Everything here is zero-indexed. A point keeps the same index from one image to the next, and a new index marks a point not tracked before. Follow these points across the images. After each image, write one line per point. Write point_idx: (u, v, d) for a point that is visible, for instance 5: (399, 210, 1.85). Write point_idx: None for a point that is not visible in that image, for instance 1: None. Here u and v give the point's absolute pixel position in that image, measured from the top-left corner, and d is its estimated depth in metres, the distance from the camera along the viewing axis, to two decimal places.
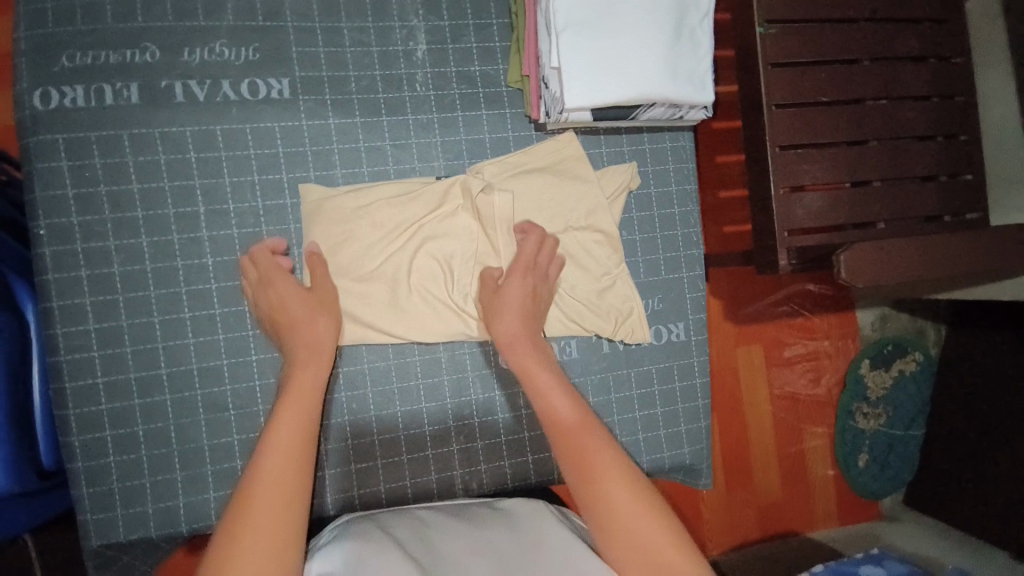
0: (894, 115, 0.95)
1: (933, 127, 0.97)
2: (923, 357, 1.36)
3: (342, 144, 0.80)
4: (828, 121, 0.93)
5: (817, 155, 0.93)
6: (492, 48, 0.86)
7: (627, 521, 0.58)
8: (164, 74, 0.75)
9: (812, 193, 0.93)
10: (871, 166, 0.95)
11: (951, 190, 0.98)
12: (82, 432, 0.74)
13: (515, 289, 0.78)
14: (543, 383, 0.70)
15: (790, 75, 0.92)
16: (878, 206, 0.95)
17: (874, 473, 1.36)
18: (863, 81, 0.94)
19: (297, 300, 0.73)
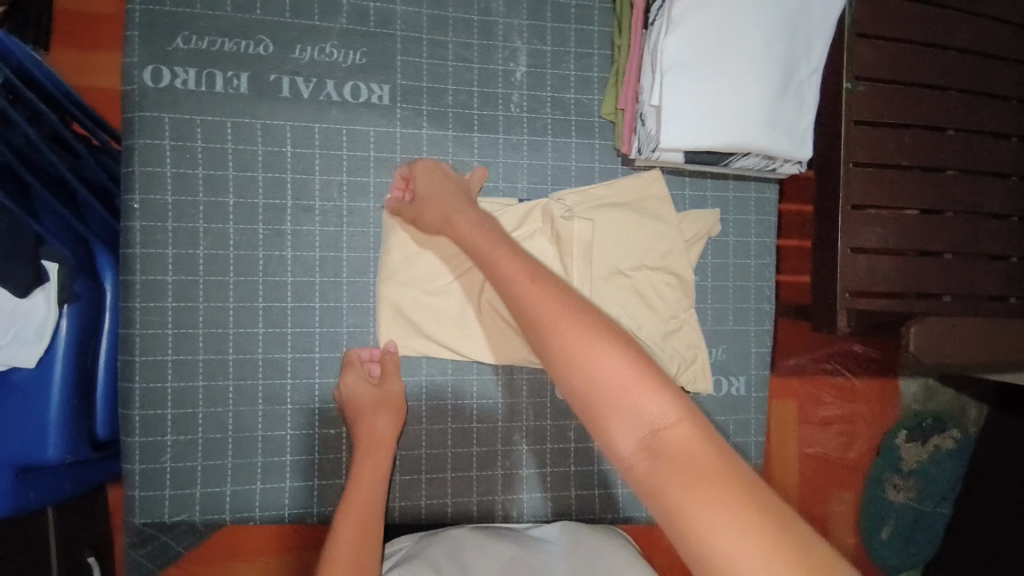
0: (973, 188, 0.92)
1: (1008, 207, 0.93)
2: (961, 436, 1.31)
3: (432, 155, 0.81)
4: (907, 186, 0.90)
5: (885, 218, 0.90)
6: (590, 78, 0.86)
7: (638, 409, 0.44)
8: (273, 68, 0.76)
9: (880, 257, 0.90)
10: (943, 238, 0.91)
11: (1019, 273, 0.94)
12: (144, 407, 0.74)
13: (430, 199, 0.72)
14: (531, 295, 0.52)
15: (874, 136, 0.89)
16: (946, 280, 0.91)
17: (897, 546, 1.30)
18: (947, 150, 0.91)
19: (367, 395, 0.76)
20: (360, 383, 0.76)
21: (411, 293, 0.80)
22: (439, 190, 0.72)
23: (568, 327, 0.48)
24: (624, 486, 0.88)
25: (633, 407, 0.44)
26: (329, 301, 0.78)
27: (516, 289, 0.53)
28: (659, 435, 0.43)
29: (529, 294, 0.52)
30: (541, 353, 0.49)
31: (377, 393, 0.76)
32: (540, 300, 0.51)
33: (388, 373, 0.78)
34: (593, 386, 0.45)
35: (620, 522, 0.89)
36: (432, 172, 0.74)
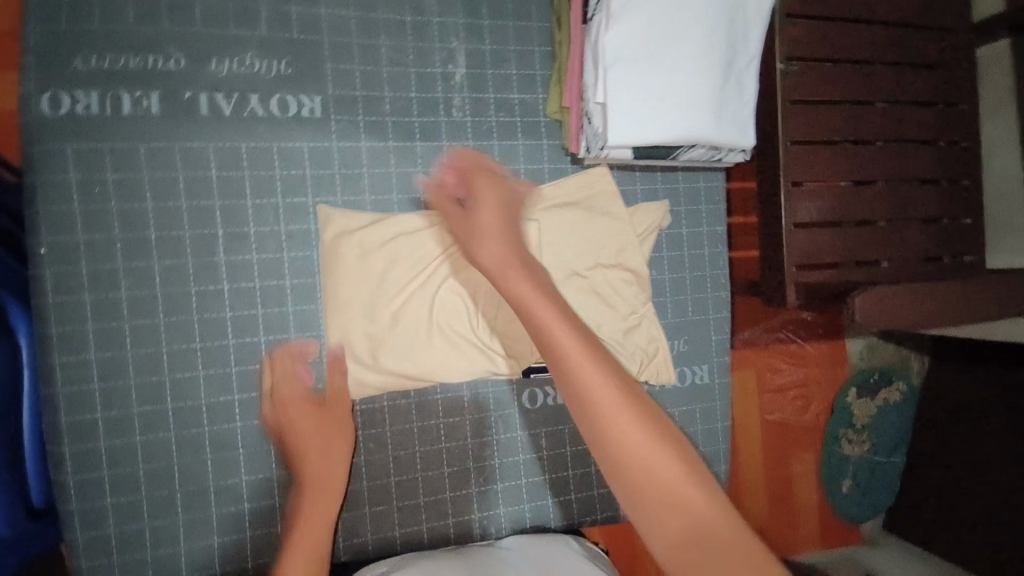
0: (902, 158, 0.95)
1: (936, 171, 0.97)
2: (907, 388, 1.39)
3: (372, 168, 0.76)
4: (841, 160, 0.92)
5: (822, 191, 0.92)
6: (533, 76, 0.83)
7: (693, 510, 0.39)
8: (188, 85, 0.70)
9: (822, 230, 0.92)
10: (878, 207, 0.94)
11: (951, 233, 0.98)
12: (77, 471, 0.69)
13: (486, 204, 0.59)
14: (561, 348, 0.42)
15: (809, 114, 0.91)
16: (883, 246, 0.94)
17: (857, 498, 1.37)
18: (876, 123, 0.93)
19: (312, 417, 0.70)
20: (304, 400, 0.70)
21: (363, 320, 0.76)
22: (489, 194, 0.60)
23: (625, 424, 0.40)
24: (599, 486, 0.87)
25: (689, 510, 0.39)
26: (276, 334, 0.74)
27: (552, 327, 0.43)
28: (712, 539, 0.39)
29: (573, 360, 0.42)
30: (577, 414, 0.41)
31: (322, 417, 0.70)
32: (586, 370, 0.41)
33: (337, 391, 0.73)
34: (651, 479, 0.39)
35: (599, 523, 0.88)
36: (499, 174, 0.65)
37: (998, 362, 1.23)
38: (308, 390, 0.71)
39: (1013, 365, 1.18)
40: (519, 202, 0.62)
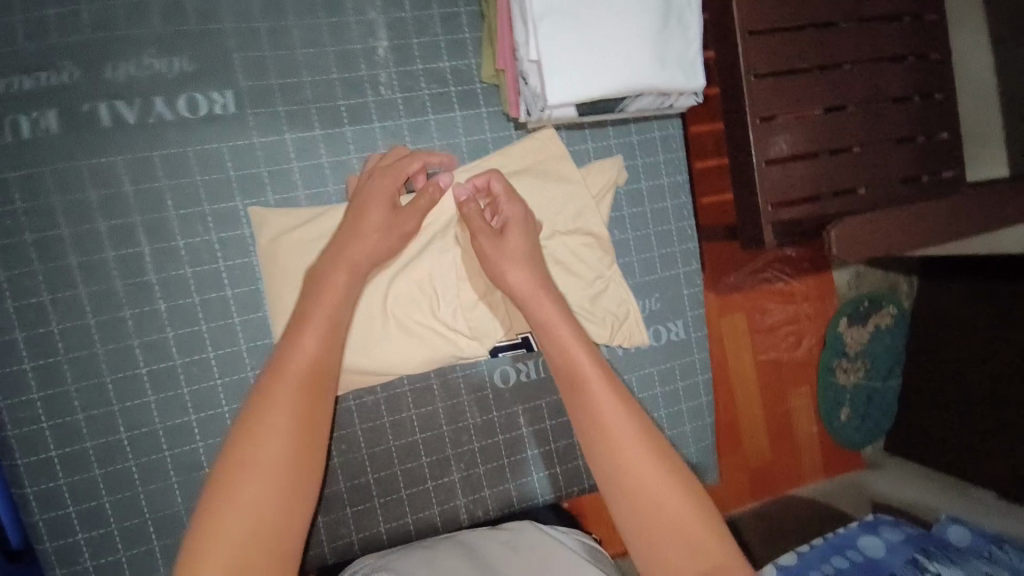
0: (872, 78, 0.90)
1: (908, 88, 0.92)
2: (898, 311, 1.38)
3: (301, 162, 0.72)
4: (808, 89, 0.87)
5: (793, 124, 0.87)
6: (462, 40, 0.78)
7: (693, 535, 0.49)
8: (85, 97, 0.65)
9: (795, 165, 0.88)
10: (850, 133, 0.90)
11: (927, 151, 0.94)
12: (45, 511, 0.67)
13: (517, 239, 0.69)
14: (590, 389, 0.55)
15: (770, 43, 0.85)
16: (858, 174, 0.91)
17: (857, 425, 1.39)
18: (840, 45, 0.88)
19: (379, 215, 0.65)
20: (387, 192, 0.67)
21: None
22: (517, 248, 0.68)
23: (638, 454, 0.52)
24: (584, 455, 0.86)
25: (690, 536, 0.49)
26: (225, 347, 0.70)
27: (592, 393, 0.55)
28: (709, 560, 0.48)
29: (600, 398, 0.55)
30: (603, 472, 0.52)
31: (382, 241, 0.65)
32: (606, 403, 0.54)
33: (414, 211, 0.69)
34: (656, 501, 0.50)
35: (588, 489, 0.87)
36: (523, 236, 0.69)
37: (981, 276, 1.21)
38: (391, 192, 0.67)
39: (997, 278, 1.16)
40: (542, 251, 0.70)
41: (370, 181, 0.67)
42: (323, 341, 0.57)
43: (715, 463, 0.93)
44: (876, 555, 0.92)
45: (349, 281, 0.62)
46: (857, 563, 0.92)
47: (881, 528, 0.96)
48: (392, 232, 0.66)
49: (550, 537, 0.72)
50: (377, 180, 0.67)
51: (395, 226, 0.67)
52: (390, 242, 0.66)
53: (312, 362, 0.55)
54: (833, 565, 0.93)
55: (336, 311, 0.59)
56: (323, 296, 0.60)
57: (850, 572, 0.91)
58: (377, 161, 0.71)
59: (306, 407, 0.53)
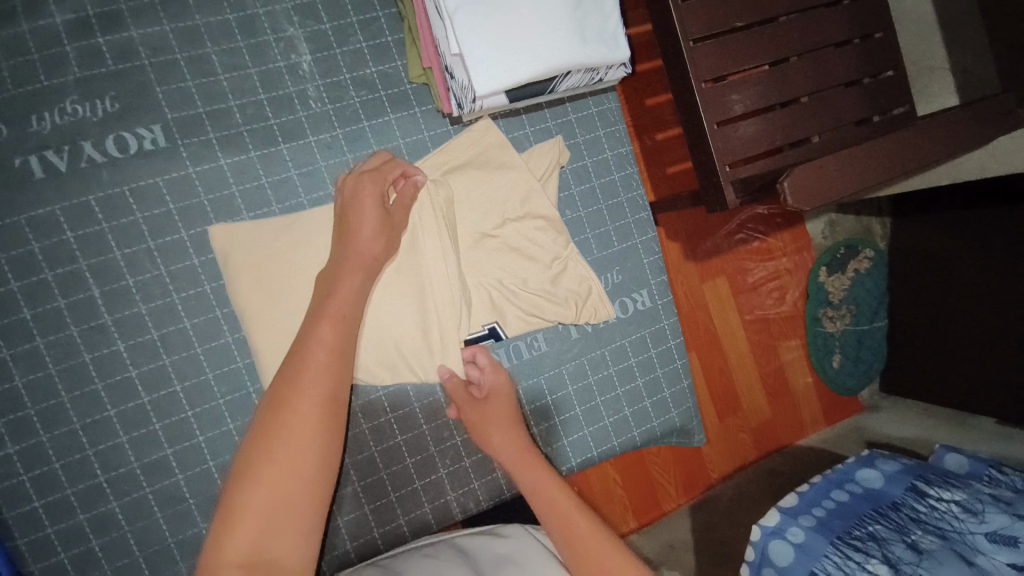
0: (810, 27, 0.91)
1: (848, 32, 0.93)
2: (874, 253, 1.39)
3: (242, 185, 0.72)
4: (748, 46, 0.88)
5: (740, 83, 0.89)
6: (385, 43, 0.78)
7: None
8: (14, 151, 0.65)
9: (746, 122, 0.89)
10: (797, 83, 0.91)
11: (874, 90, 0.95)
12: (35, 564, 0.67)
13: (498, 400, 0.77)
14: (529, 462, 0.72)
15: (702, 7, 0.86)
16: (810, 122, 0.92)
17: (850, 370, 1.40)
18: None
19: (372, 218, 0.67)
20: (377, 192, 0.68)
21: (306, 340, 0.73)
22: (500, 413, 0.76)
23: (568, 507, 0.67)
24: (567, 436, 0.86)
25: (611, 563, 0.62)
26: (191, 378, 0.71)
27: (569, 517, 0.66)
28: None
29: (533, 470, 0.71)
30: (553, 523, 0.66)
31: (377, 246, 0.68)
32: (539, 476, 0.70)
33: (400, 208, 0.71)
34: (586, 539, 0.64)
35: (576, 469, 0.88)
36: (505, 398, 0.77)
37: (944, 207, 1.22)
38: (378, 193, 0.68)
39: (964, 206, 1.17)
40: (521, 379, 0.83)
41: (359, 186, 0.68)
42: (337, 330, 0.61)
43: (699, 424, 0.94)
44: (875, 487, 0.93)
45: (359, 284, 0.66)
46: (857, 495, 0.92)
47: (878, 461, 0.97)
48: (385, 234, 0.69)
49: (547, 551, 0.71)
50: (364, 186, 0.68)
51: (384, 227, 0.68)
52: (384, 243, 0.69)
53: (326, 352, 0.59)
54: (835, 499, 0.92)
55: (346, 311, 0.63)
56: (336, 297, 0.63)
57: (851, 505, 0.90)
58: (360, 167, 0.71)
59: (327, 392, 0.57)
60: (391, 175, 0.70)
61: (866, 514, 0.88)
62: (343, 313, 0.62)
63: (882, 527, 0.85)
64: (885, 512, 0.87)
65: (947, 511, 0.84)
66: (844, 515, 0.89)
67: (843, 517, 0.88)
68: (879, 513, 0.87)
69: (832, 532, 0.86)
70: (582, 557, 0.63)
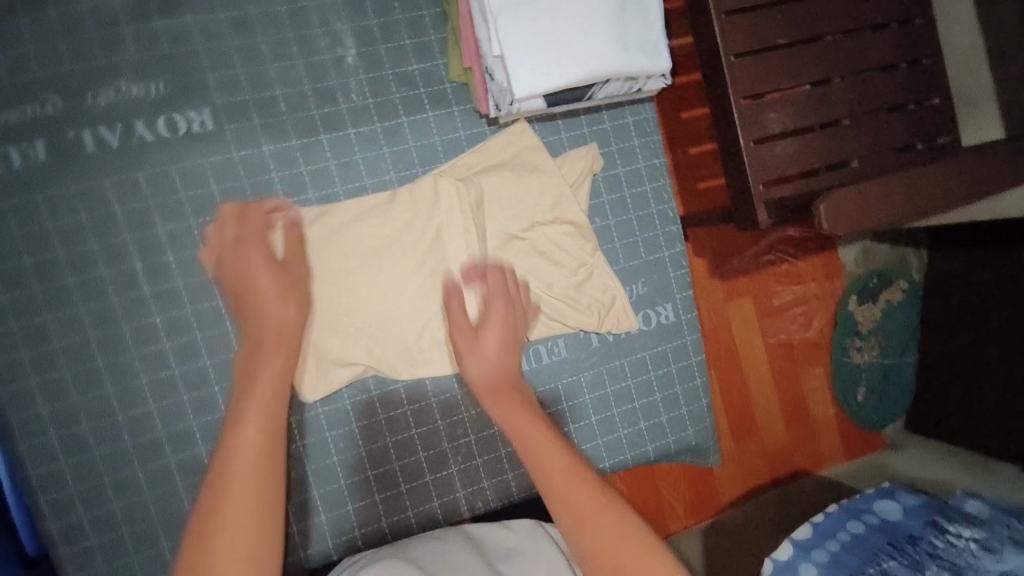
0: (855, 49, 0.90)
1: (894, 56, 0.91)
2: (908, 285, 1.36)
3: (281, 171, 0.74)
4: (790, 65, 0.87)
5: (779, 102, 0.88)
6: (428, 42, 0.80)
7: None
8: (70, 124, 0.69)
9: (783, 141, 0.88)
10: (837, 106, 0.89)
11: (918, 118, 0.93)
12: (58, 519, 0.69)
13: (494, 330, 0.64)
14: (539, 444, 0.52)
15: (746, 23, 0.85)
16: (849, 145, 0.90)
17: (874, 404, 1.37)
18: (819, 19, 0.88)
19: (270, 282, 0.60)
20: (262, 253, 0.63)
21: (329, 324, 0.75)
22: (486, 335, 0.64)
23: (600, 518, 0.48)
24: (581, 444, 0.86)
25: None
26: (220, 355, 0.73)
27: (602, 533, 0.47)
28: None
29: (545, 455, 0.51)
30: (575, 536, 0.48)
31: (287, 313, 0.59)
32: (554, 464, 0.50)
33: (297, 261, 0.66)
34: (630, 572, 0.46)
35: None
36: (495, 310, 0.66)
37: (985, 245, 1.18)
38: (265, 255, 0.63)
39: (1006, 243, 1.13)
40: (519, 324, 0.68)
41: (240, 256, 0.62)
42: (262, 429, 0.48)
43: (714, 444, 0.93)
44: (894, 519, 0.90)
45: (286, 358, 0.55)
46: (874, 526, 0.89)
47: (899, 493, 0.94)
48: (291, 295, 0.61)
49: (554, 548, 0.71)
50: (246, 256, 0.62)
51: (285, 291, 0.61)
52: (298, 308, 0.60)
53: (252, 465, 0.46)
54: (850, 531, 0.89)
55: (275, 397, 0.51)
56: (256, 382, 0.52)
57: (867, 538, 0.88)
58: (221, 230, 0.66)
59: (258, 527, 0.44)
60: (261, 221, 0.67)
61: (881, 549, 0.85)
62: (268, 406, 0.50)
63: (897, 563, 0.83)
64: (901, 545, 0.85)
65: (965, 547, 0.81)
66: (858, 548, 0.87)
67: (857, 552, 0.86)
68: (895, 548, 0.85)
69: (844, 569, 0.85)
70: None
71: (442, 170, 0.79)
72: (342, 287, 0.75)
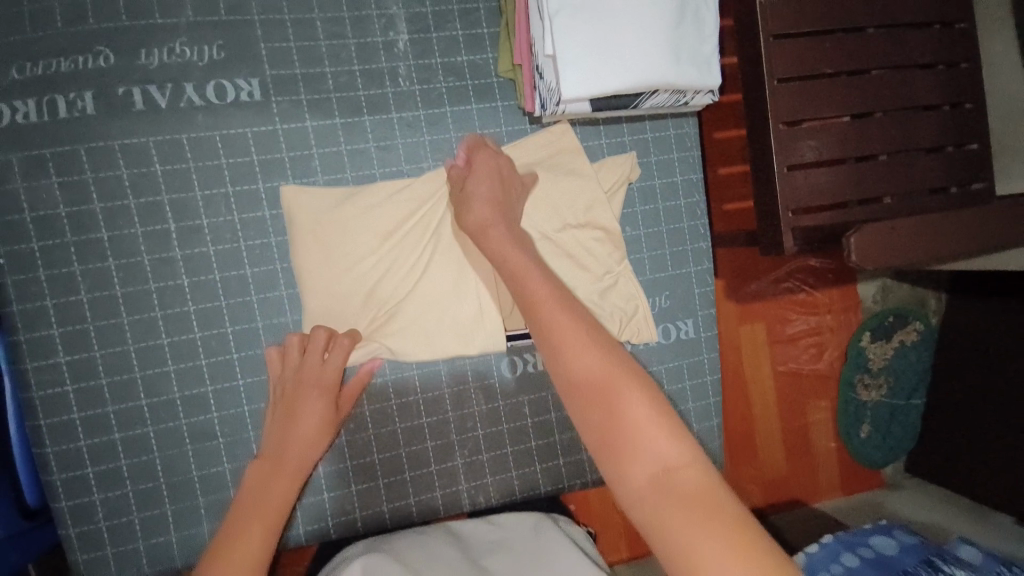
0: (901, 85, 0.88)
1: (940, 96, 0.90)
2: (923, 327, 1.34)
3: (322, 148, 0.74)
4: (833, 93, 0.86)
5: (819, 130, 0.87)
6: (480, 34, 0.80)
7: (654, 449, 0.43)
8: (121, 79, 0.69)
9: (818, 170, 0.87)
10: (876, 139, 0.88)
11: (956, 161, 0.92)
12: (64, 472, 0.70)
13: (481, 179, 0.70)
14: (531, 281, 0.55)
15: (795, 47, 0.84)
16: (884, 181, 0.89)
17: (877, 443, 1.34)
18: (869, 51, 0.87)
19: (313, 419, 0.70)
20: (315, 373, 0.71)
21: (354, 300, 0.76)
22: (477, 189, 0.69)
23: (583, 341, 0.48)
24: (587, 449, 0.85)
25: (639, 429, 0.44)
26: (242, 324, 0.73)
27: (582, 363, 0.47)
28: (667, 476, 0.42)
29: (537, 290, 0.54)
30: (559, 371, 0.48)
31: (312, 452, 0.70)
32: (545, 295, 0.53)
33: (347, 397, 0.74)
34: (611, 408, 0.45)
35: (591, 486, 0.87)
36: (490, 173, 0.70)
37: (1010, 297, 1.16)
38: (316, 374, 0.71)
39: None
40: (513, 187, 0.72)
41: (300, 390, 0.71)
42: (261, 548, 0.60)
43: (720, 466, 0.92)
44: (888, 553, 0.90)
45: (290, 488, 0.68)
46: (867, 560, 0.89)
47: (896, 531, 0.93)
48: (323, 438, 0.71)
49: (544, 543, 0.69)
50: (306, 393, 0.71)
51: (321, 434, 0.71)
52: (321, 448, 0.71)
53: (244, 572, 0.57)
54: (843, 564, 0.89)
55: (274, 518, 0.64)
56: (267, 504, 0.65)
57: (859, 572, 0.87)
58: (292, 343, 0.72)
59: None
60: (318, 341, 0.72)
61: None
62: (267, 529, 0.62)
63: None
64: None
65: None
66: None
67: None
68: None
69: None
70: (604, 423, 0.44)
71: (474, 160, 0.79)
72: (369, 266, 0.76)
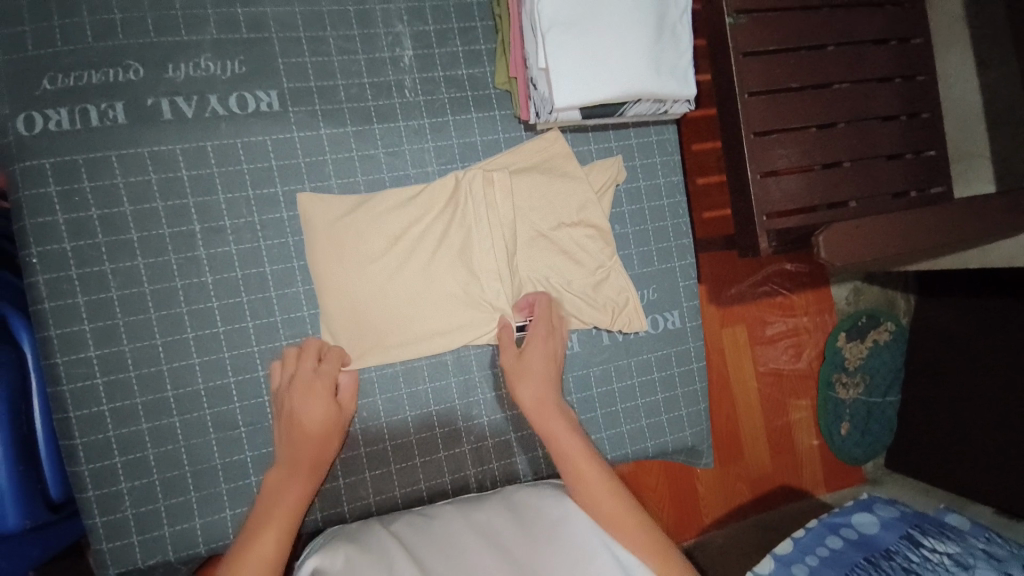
0: (860, 98, 0.98)
1: (895, 107, 1.00)
2: (895, 327, 1.42)
3: (335, 154, 0.80)
4: (800, 105, 0.95)
5: (789, 139, 0.95)
6: (478, 50, 0.87)
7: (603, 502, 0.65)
8: (150, 92, 0.75)
9: (789, 176, 0.96)
10: (840, 148, 0.97)
11: (915, 167, 1.01)
12: (91, 462, 0.73)
13: (537, 349, 0.78)
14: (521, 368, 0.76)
15: (763, 64, 0.93)
16: (850, 186, 0.98)
17: (857, 439, 1.42)
18: (830, 66, 0.96)
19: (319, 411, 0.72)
20: (312, 378, 0.73)
21: (367, 292, 0.80)
22: (539, 368, 0.76)
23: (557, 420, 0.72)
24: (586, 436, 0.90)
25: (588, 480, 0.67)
26: (262, 318, 0.78)
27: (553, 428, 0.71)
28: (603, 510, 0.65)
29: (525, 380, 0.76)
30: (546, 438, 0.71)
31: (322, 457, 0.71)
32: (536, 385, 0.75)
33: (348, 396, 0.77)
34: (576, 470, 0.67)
35: None
36: (543, 347, 0.78)
37: (968, 291, 1.25)
38: (311, 379, 0.73)
39: (984, 291, 1.21)
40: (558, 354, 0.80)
41: (302, 394, 0.72)
42: (279, 543, 0.63)
43: (709, 447, 0.98)
44: (870, 532, 0.96)
45: (307, 485, 0.69)
46: (851, 540, 0.95)
47: (875, 506, 1.00)
48: (334, 435, 0.73)
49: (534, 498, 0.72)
50: (311, 404, 0.72)
51: (327, 440, 0.72)
52: (333, 445, 0.73)
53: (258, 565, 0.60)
54: (828, 547, 0.95)
55: (287, 519, 0.65)
56: (282, 505, 0.66)
57: (844, 552, 0.93)
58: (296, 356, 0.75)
59: None
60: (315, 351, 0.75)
61: (857, 563, 0.90)
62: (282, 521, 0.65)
63: None
64: (877, 558, 0.90)
65: (940, 562, 0.86)
66: (836, 562, 0.92)
67: (835, 566, 0.91)
68: (871, 562, 0.90)
69: None
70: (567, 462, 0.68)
71: (481, 164, 0.86)
72: (381, 261, 0.81)
